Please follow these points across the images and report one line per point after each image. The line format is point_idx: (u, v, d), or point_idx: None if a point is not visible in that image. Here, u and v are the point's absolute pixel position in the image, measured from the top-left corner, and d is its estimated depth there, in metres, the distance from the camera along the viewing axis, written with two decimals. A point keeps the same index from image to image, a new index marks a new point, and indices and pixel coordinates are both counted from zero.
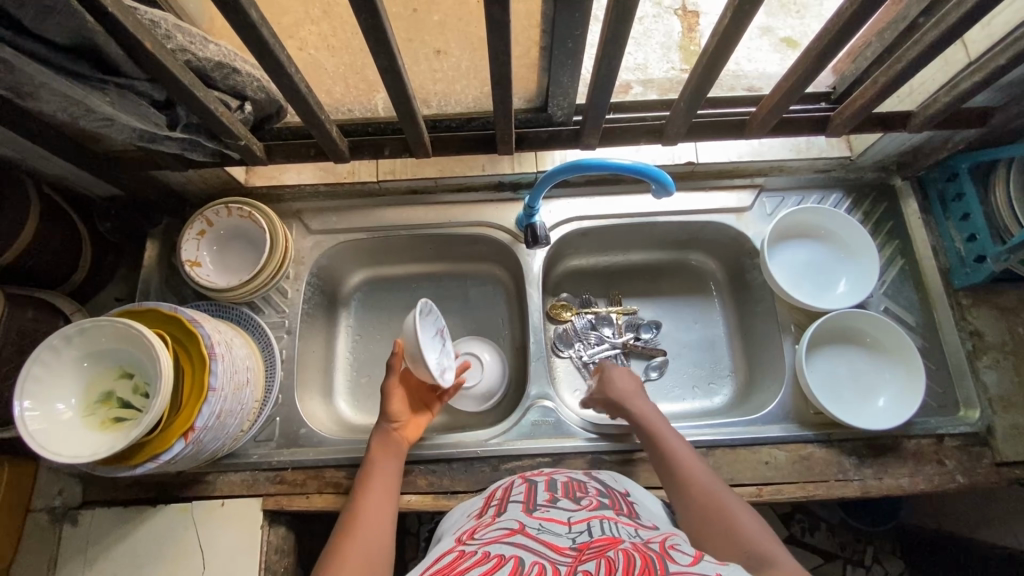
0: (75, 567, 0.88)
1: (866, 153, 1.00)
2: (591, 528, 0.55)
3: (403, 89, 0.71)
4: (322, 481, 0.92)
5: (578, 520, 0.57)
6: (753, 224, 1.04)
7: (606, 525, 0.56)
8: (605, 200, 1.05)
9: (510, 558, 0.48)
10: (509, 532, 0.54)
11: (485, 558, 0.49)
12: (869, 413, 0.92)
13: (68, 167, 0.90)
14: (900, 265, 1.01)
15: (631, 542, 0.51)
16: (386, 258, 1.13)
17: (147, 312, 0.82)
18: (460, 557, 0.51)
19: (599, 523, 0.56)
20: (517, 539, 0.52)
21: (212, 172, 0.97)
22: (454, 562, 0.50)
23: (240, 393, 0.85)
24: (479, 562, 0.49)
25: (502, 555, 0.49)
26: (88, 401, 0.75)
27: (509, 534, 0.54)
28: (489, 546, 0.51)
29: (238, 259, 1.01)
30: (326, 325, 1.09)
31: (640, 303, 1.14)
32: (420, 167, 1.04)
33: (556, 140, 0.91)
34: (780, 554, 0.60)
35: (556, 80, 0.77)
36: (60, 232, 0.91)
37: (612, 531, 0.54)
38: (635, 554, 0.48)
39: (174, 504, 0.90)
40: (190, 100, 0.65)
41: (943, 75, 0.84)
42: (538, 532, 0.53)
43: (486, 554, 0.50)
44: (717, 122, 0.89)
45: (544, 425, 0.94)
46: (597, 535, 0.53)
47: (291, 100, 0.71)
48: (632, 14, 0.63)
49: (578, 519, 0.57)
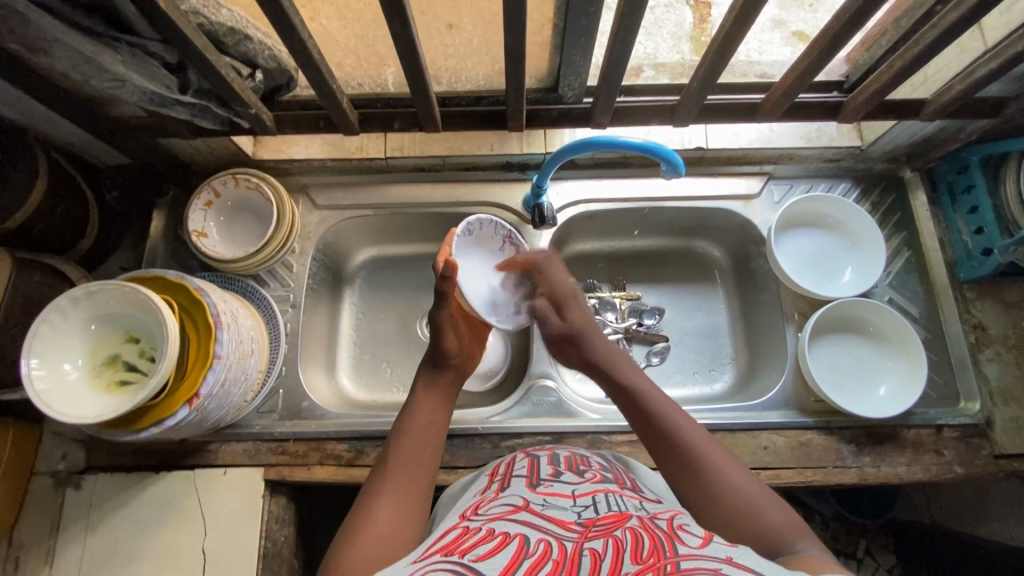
0: (78, 530, 0.89)
1: (877, 143, 0.99)
2: (597, 503, 0.54)
3: (415, 60, 0.71)
4: (324, 453, 0.93)
5: (582, 493, 0.57)
6: (760, 212, 1.04)
7: (612, 499, 0.55)
8: (613, 183, 1.05)
9: (515, 536, 0.48)
10: (514, 508, 0.54)
11: (489, 536, 0.49)
12: (869, 401, 0.93)
13: (77, 132, 0.90)
14: (906, 257, 1.01)
15: (637, 520, 0.51)
16: (391, 236, 1.13)
17: (153, 278, 0.82)
18: (464, 534, 0.50)
19: (604, 497, 0.55)
20: (522, 516, 0.52)
21: (220, 142, 0.96)
22: (459, 540, 0.50)
23: (245, 361, 0.86)
24: (484, 540, 0.48)
25: (508, 534, 0.49)
26: (94, 363, 0.75)
27: (514, 510, 0.54)
28: (493, 524, 0.51)
29: (244, 231, 1.01)
30: (330, 301, 1.10)
31: (644, 288, 1.13)
32: (428, 144, 1.04)
33: (566, 118, 0.90)
34: (799, 542, 0.54)
35: (568, 59, 0.77)
36: (68, 198, 0.91)
37: (619, 506, 0.54)
38: (643, 534, 0.48)
39: (177, 471, 0.90)
40: (203, 64, 0.65)
41: (958, 63, 0.83)
42: (543, 508, 0.53)
43: (490, 531, 0.50)
44: (729, 105, 0.88)
45: (546, 404, 0.96)
46: (603, 511, 0.52)
47: (303, 66, 0.71)
48: None
49: (583, 492, 0.57)
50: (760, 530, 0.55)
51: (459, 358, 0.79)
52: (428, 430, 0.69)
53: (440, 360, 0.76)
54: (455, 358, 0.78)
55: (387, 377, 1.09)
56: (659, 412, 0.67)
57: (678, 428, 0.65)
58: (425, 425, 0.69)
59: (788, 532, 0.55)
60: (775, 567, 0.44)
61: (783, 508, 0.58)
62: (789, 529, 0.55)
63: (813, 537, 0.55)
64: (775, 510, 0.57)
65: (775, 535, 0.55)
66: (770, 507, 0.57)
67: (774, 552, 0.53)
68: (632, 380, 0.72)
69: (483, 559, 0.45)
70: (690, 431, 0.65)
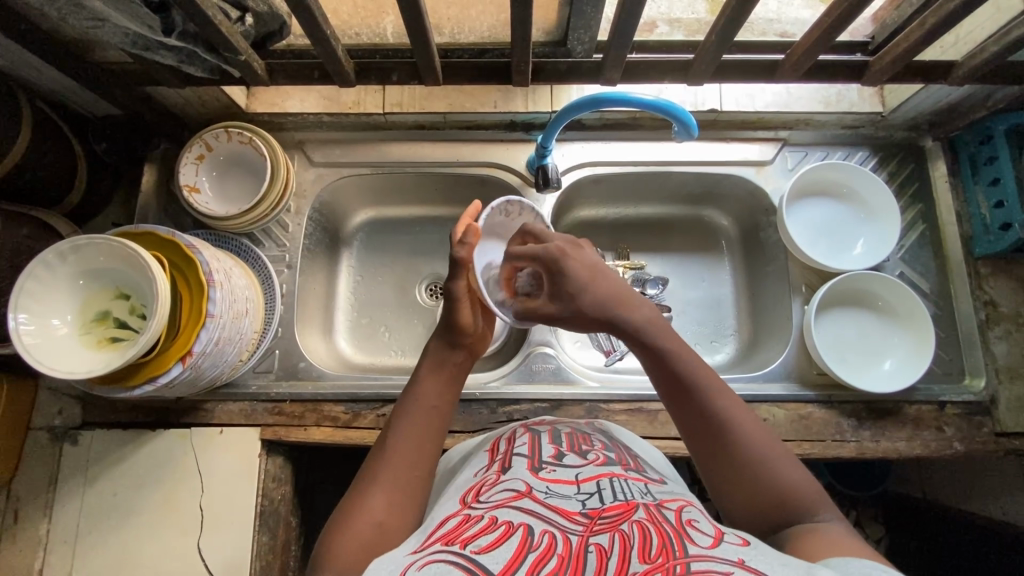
0: (76, 484, 0.89)
1: (900, 109, 0.95)
2: (601, 489, 0.53)
3: (415, 5, 0.66)
4: (320, 414, 0.92)
5: (586, 479, 0.55)
6: (772, 179, 1.00)
7: (617, 484, 0.54)
8: (621, 146, 1.01)
9: (519, 527, 0.47)
10: (516, 494, 0.52)
11: (491, 526, 0.48)
12: (873, 376, 0.92)
13: (62, 79, 0.86)
14: (921, 230, 0.98)
15: (645, 511, 0.49)
16: (390, 197, 1.10)
17: (145, 234, 0.79)
18: (465, 523, 0.49)
19: (610, 482, 0.54)
20: (524, 503, 0.50)
21: (210, 93, 0.92)
22: (459, 529, 0.48)
23: (239, 322, 0.84)
24: (485, 530, 0.47)
25: (511, 523, 0.48)
26: (84, 320, 0.74)
27: (516, 496, 0.52)
28: (495, 512, 0.50)
29: (237, 187, 0.97)
30: (327, 263, 1.07)
31: (647, 257, 1.11)
32: (428, 99, 0.99)
33: (574, 73, 0.85)
34: (820, 512, 0.53)
35: (579, 10, 0.72)
36: (55, 149, 0.88)
37: (624, 492, 0.52)
38: (650, 528, 0.47)
39: (173, 429, 0.90)
40: (189, 5, 0.61)
41: (994, 22, 0.78)
42: (546, 495, 0.52)
43: (492, 520, 0.49)
44: (748, 63, 0.83)
45: (545, 371, 0.95)
46: (608, 500, 0.51)
47: (295, 10, 0.66)
48: None
49: (586, 477, 0.55)
50: (781, 502, 0.54)
51: (473, 337, 0.69)
52: (433, 415, 0.63)
53: (454, 335, 0.68)
54: (470, 336, 0.69)
55: (385, 340, 1.07)
56: (683, 370, 0.60)
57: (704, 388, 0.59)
58: (429, 408, 0.63)
59: (809, 499, 0.54)
60: (788, 568, 0.43)
61: (804, 472, 0.56)
62: (810, 499, 0.54)
63: (832, 505, 0.54)
64: (796, 474, 0.55)
65: (795, 507, 0.53)
66: (793, 474, 0.55)
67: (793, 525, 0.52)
68: (650, 328, 0.63)
69: (485, 550, 0.45)
70: (714, 392, 0.59)
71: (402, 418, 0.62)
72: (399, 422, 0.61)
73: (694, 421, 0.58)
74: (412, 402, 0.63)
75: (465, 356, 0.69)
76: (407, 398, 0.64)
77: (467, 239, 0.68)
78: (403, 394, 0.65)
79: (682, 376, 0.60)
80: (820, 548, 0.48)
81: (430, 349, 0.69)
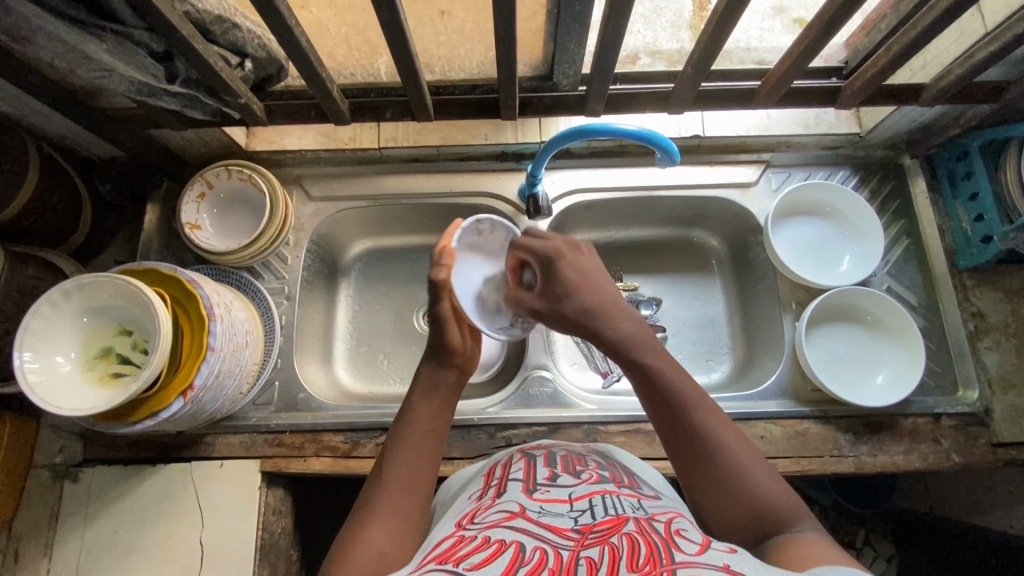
0: (76, 523, 0.89)
1: (877, 129, 0.98)
2: (593, 506, 0.53)
3: (405, 48, 0.70)
4: (320, 445, 0.93)
5: (579, 497, 0.56)
6: (758, 200, 1.03)
7: (609, 501, 0.55)
8: (609, 172, 1.04)
9: (511, 544, 0.48)
10: (510, 514, 0.53)
11: (484, 545, 0.48)
12: (867, 390, 0.93)
13: (69, 125, 0.89)
14: (905, 245, 1.00)
15: (634, 523, 0.50)
16: (386, 228, 1.13)
17: (149, 271, 0.82)
18: (459, 542, 0.49)
19: (601, 500, 0.54)
20: (517, 523, 0.51)
21: (212, 133, 0.95)
22: (453, 549, 0.49)
23: (239, 354, 0.85)
24: (479, 549, 0.48)
25: (503, 541, 0.48)
26: (88, 356, 0.75)
27: (510, 516, 0.52)
28: (489, 532, 0.50)
29: (237, 223, 1.00)
30: (326, 294, 1.09)
31: (640, 278, 1.13)
32: (423, 133, 1.04)
33: (560, 106, 0.89)
34: (801, 526, 0.53)
35: (562, 47, 0.75)
36: (61, 191, 0.90)
37: (616, 508, 0.53)
38: (639, 539, 0.47)
39: (173, 464, 0.91)
40: (190, 53, 0.65)
41: (958, 46, 0.82)
42: (539, 514, 0.52)
43: (485, 539, 0.49)
44: (726, 91, 0.87)
45: (542, 395, 0.96)
46: (600, 515, 0.52)
47: (292, 56, 0.70)
48: None
49: (579, 496, 0.56)
50: (761, 513, 0.54)
51: (464, 358, 0.69)
52: (427, 439, 0.63)
53: (443, 357, 0.68)
54: (459, 357, 0.69)
55: (384, 368, 1.09)
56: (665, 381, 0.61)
57: (682, 397, 0.61)
58: (424, 432, 0.63)
59: (789, 513, 0.54)
60: None
61: (783, 483, 0.57)
62: (788, 510, 0.54)
63: (810, 515, 0.55)
64: (778, 488, 0.56)
65: (775, 517, 0.54)
66: (772, 487, 0.56)
67: (773, 537, 0.53)
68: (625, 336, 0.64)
69: (477, 568, 0.45)
70: (693, 402, 0.60)
71: (400, 446, 0.62)
72: (395, 450, 0.62)
73: (673, 434, 0.60)
74: (406, 429, 0.63)
75: (456, 377, 0.69)
76: (399, 427, 0.64)
77: (442, 261, 0.72)
78: (397, 421, 0.65)
79: (661, 387, 0.61)
80: (800, 558, 0.48)
81: (422, 374, 0.69)
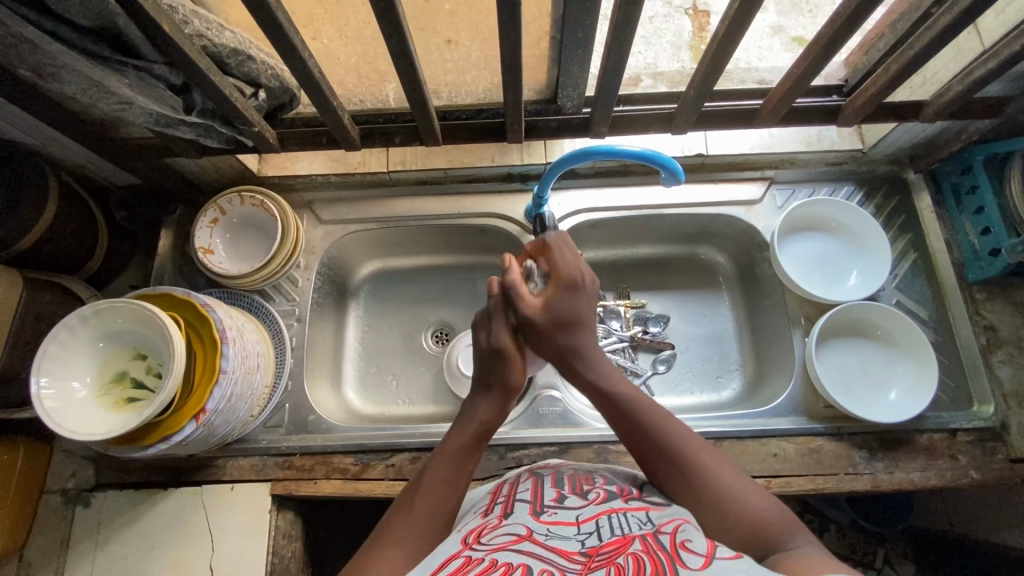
0: (87, 548, 0.89)
1: (878, 145, 0.99)
2: (599, 528, 0.53)
3: (414, 76, 0.72)
4: (330, 467, 0.92)
5: (586, 519, 0.55)
6: (762, 217, 1.03)
7: (614, 520, 0.54)
8: (614, 191, 1.05)
9: (518, 567, 0.47)
10: (516, 538, 0.52)
11: (491, 568, 0.48)
12: (881, 409, 0.92)
13: (87, 154, 0.92)
14: (913, 259, 1.00)
15: (640, 542, 0.50)
16: (394, 249, 1.14)
17: (162, 295, 0.83)
18: (466, 566, 0.49)
19: (608, 520, 0.54)
20: (524, 546, 0.51)
21: (226, 161, 0.98)
22: (461, 572, 0.48)
23: (251, 377, 0.86)
24: (486, 571, 0.47)
25: (511, 564, 0.48)
26: (102, 381, 0.76)
27: (517, 540, 0.52)
28: (496, 554, 0.50)
29: (248, 247, 1.02)
30: (336, 315, 1.10)
31: (648, 296, 1.13)
32: (431, 157, 1.06)
33: (565, 128, 0.91)
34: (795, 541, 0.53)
35: (566, 71, 0.77)
36: (79, 220, 0.93)
37: (622, 528, 0.53)
38: (644, 559, 0.47)
39: (184, 488, 0.91)
40: (207, 85, 0.67)
41: (956, 64, 0.84)
42: (546, 538, 0.52)
43: (493, 562, 0.48)
44: (728, 112, 0.88)
45: (551, 414, 0.96)
46: (606, 537, 0.52)
47: (305, 86, 0.72)
48: (638, 12, 0.64)
49: (586, 518, 0.56)
50: (757, 530, 0.54)
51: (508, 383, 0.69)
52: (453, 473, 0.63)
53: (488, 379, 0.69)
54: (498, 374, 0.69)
55: (393, 389, 1.09)
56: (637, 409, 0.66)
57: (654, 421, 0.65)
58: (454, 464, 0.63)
59: (782, 528, 0.54)
60: None
61: (776, 503, 0.58)
62: (780, 528, 0.54)
63: (810, 534, 0.54)
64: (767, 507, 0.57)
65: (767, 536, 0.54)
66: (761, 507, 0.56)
67: (774, 554, 0.51)
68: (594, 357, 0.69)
69: None
70: (668, 427, 0.64)
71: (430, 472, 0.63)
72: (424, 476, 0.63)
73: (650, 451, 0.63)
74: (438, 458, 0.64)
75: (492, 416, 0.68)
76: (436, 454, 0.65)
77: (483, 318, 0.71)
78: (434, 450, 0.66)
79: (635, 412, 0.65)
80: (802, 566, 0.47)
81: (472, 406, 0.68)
